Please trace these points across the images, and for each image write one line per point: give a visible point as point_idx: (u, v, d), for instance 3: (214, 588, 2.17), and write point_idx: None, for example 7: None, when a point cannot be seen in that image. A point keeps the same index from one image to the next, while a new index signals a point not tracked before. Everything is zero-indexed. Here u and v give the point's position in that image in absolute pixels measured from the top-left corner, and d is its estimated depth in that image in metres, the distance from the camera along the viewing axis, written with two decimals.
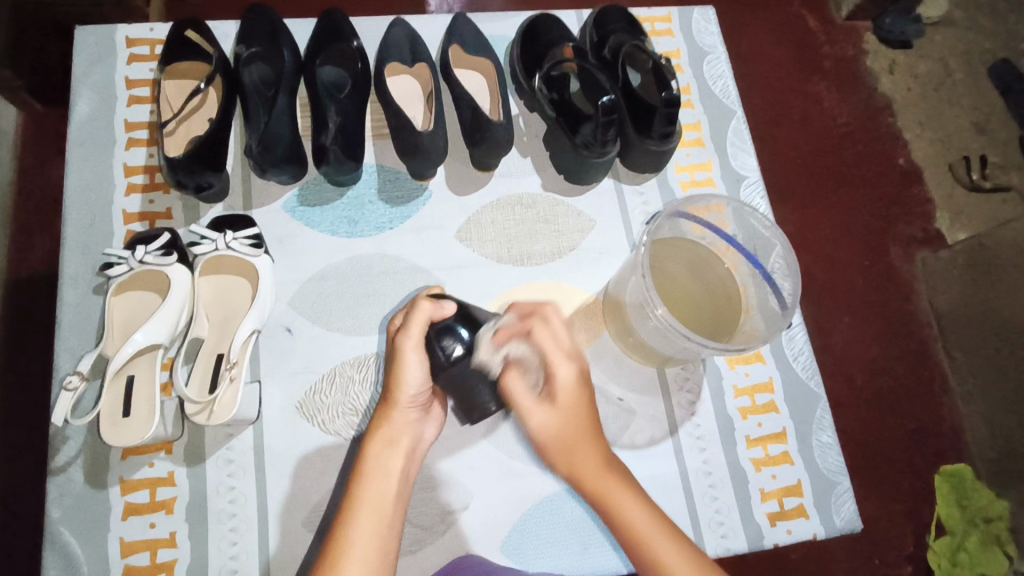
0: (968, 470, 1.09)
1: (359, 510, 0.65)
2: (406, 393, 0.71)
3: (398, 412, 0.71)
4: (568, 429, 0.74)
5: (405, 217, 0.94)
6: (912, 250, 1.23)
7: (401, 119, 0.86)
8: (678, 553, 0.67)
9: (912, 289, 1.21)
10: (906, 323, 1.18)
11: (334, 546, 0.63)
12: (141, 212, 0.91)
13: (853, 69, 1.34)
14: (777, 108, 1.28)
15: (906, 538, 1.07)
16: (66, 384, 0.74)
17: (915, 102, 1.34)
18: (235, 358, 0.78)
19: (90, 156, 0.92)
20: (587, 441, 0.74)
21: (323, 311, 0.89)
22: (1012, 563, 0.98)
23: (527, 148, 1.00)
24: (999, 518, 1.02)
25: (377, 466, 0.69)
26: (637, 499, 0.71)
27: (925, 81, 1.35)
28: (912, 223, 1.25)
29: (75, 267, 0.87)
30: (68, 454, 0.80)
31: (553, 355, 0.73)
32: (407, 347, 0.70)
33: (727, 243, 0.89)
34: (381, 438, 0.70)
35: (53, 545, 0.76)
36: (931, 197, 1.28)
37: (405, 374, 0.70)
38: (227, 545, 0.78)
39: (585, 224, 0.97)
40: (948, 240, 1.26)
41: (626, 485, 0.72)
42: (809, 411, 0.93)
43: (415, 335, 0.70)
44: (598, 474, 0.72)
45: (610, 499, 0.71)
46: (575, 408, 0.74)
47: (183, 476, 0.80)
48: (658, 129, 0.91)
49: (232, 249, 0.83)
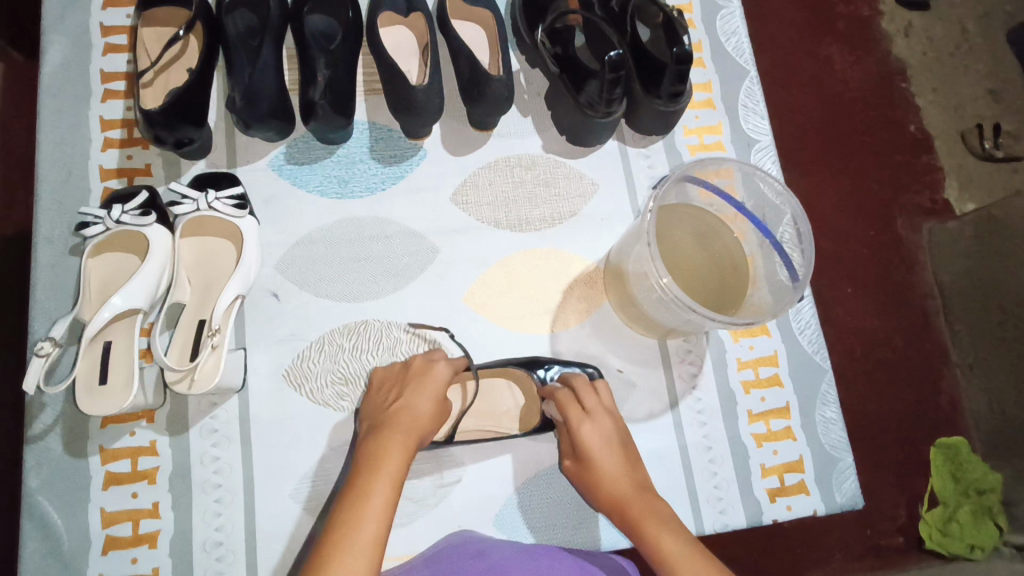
0: (965, 442, 1.07)
1: (377, 484, 0.64)
2: (418, 412, 0.72)
3: (415, 432, 0.70)
4: (610, 439, 0.76)
5: (398, 178, 0.89)
6: (918, 219, 1.19)
7: (394, 73, 0.81)
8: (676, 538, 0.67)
9: (917, 260, 1.17)
10: (908, 295, 1.15)
11: (347, 518, 0.60)
12: (119, 168, 0.86)
13: (868, 30, 1.27)
14: (790, 68, 1.22)
15: (897, 508, 1.06)
16: (37, 350, 0.69)
17: (930, 67, 1.27)
18: (217, 325, 0.73)
19: (63, 108, 0.87)
20: (614, 451, 0.76)
21: (311, 276, 0.85)
22: (1005, 534, 0.97)
23: (527, 107, 0.94)
24: (991, 491, 1.00)
25: (391, 469, 0.66)
26: (666, 523, 0.70)
27: (940, 46, 1.28)
28: (920, 191, 1.21)
29: (50, 227, 0.83)
30: (45, 422, 0.77)
31: (581, 407, 0.77)
32: (423, 390, 0.74)
33: (736, 211, 0.85)
34: (400, 449, 0.68)
35: (31, 515, 0.74)
36: (940, 165, 1.23)
37: (419, 409, 0.72)
38: (212, 515, 0.76)
39: (587, 187, 0.93)
40: (957, 212, 1.21)
41: (649, 503, 0.72)
42: (814, 386, 0.90)
43: (439, 397, 0.74)
44: (634, 496, 0.73)
45: (647, 531, 0.69)
46: (611, 446, 0.76)
47: (166, 445, 0.77)
48: (666, 88, 0.85)
49: (215, 209, 0.79)
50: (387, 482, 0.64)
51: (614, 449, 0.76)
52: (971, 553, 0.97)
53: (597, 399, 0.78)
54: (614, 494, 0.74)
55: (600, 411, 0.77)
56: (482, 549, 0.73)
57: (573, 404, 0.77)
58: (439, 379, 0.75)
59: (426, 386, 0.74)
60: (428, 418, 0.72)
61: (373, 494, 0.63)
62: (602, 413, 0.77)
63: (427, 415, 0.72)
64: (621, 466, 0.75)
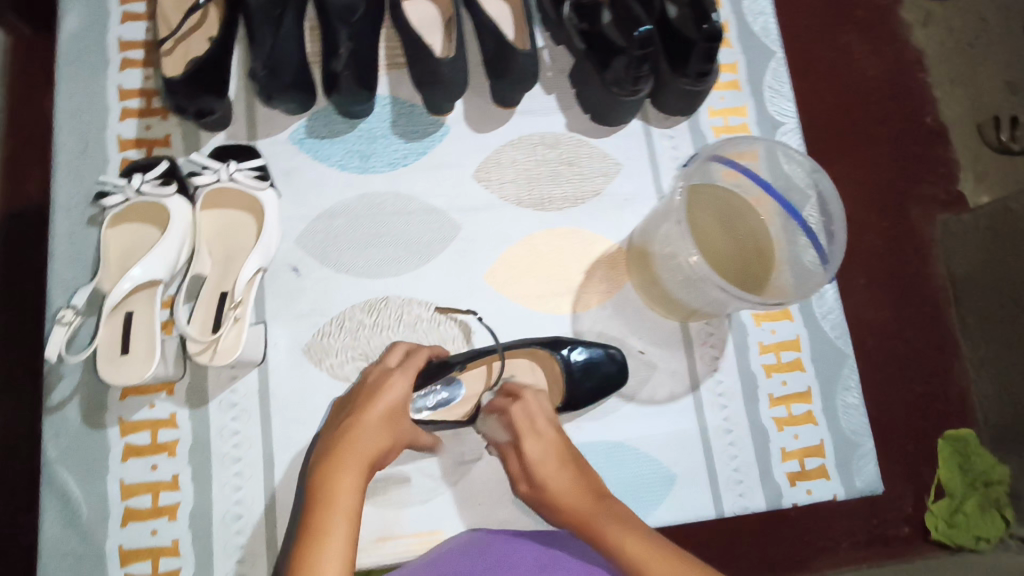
0: (973, 435, 1.06)
1: (333, 526, 0.58)
2: (365, 440, 0.66)
3: (363, 462, 0.65)
4: (564, 459, 0.72)
5: (420, 154, 0.88)
6: (931, 211, 1.16)
7: (419, 46, 0.79)
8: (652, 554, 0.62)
9: (929, 251, 1.14)
10: (920, 286, 1.13)
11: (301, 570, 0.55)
12: (137, 139, 0.84)
13: (885, 19, 1.23)
14: (818, 49, 1.19)
15: (904, 499, 1.04)
16: (58, 318, 0.69)
17: (947, 58, 1.23)
18: (239, 297, 0.72)
19: (82, 77, 0.85)
20: (567, 469, 0.71)
21: (332, 252, 0.84)
22: (1011, 528, 0.98)
23: (552, 84, 0.93)
24: (999, 483, 1.01)
25: (342, 505, 0.60)
26: (630, 527, 0.65)
27: (959, 36, 1.24)
28: (934, 183, 1.17)
29: (68, 196, 0.82)
30: (64, 392, 0.76)
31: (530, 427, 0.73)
32: (369, 416, 0.68)
33: (763, 191, 0.84)
34: (351, 474, 0.63)
35: (51, 484, 0.74)
36: (954, 159, 1.19)
37: (367, 436, 0.66)
38: (231, 489, 0.75)
39: (610, 167, 0.91)
40: (971, 204, 1.18)
41: (615, 517, 0.66)
42: (836, 370, 0.90)
43: (390, 422, 0.69)
44: (594, 507, 0.68)
45: (610, 537, 0.64)
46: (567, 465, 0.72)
47: (185, 418, 0.77)
48: (694, 67, 0.84)
49: (236, 181, 0.77)
50: (341, 523, 0.59)
51: (569, 464, 0.72)
52: (976, 545, 0.99)
53: (535, 415, 0.74)
54: (572, 510, 0.69)
55: (539, 428, 0.73)
56: (489, 548, 0.71)
57: (525, 428, 0.73)
58: (392, 397, 0.70)
59: (375, 407, 0.69)
60: (379, 444, 0.67)
61: (330, 531, 0.58)
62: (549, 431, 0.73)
63: (377, 443, 0.67)
64: (576, 482, 0.71)
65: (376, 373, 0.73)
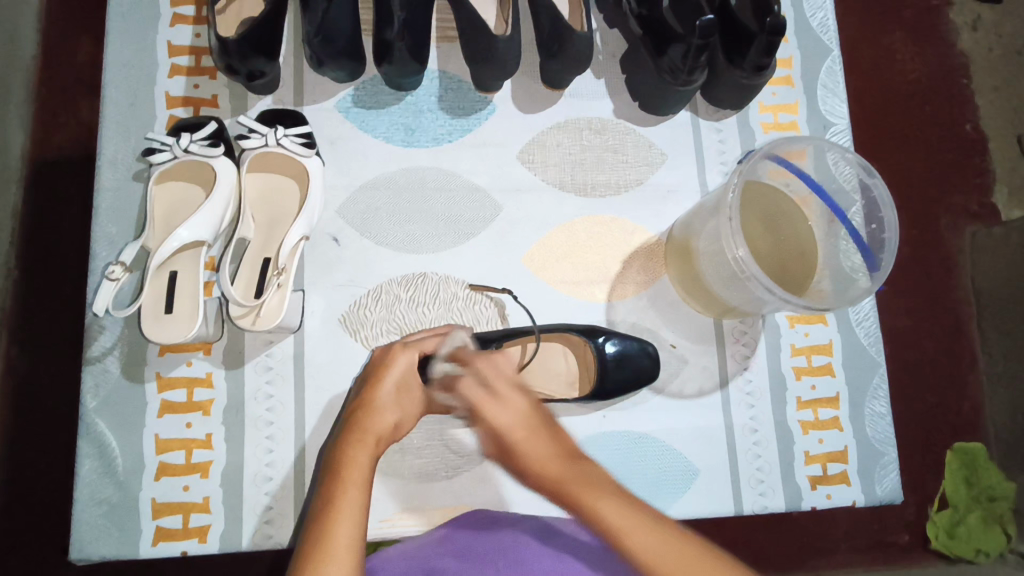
0: (982, 449, 1.03)
1: (345, 491, 0.57)
2: (380, 419, 0.67)
3: (378, 437, 0.65)
4: (540, 430, 0.62)
5: (466, 131, 0.87)
6: (962, 221, 1.13)
7: (474, 21, 0.78)
8: (615, 505, 0.54)
9: (955, 263, 1.11)
10: (942, 296, 1.09)
11: (318, 531, 0.54)
12: (186, 97, 0.84)
13: (934, 21, 1.19)
14: (872, 47, 1.15)
15: (905, 507, 1.02)
16: (108, 274, 0.70)
17: (995, 65, 1.19)
18: (284, 264, 0.73)
19: (132, 29, 0.85)
20: (537, 434, 0.62)
21: (373, 224, 0.84)
22: (1011, 542, 0.97)
23: (602, 69, 0.91)
24: (1004, 499, 0.98)
25: (357, 474, 0.59)
26: (605, 495, 0.55)
27: (1009, 43, 1.20)
28: (967, 194, 1.14)
29: (115, 150, 0.82)
30: (104, 345, 0.77)
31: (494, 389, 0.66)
32: (382, 395, 0.69)
33: (811, 191, 0.83)
34: (366, 447, 0.63)
35: (87, 434, 0.75)
36: (993, 169, 1.15)
37: (382, 414, 0.67)
38: (263, 451, 0.77)
39: (655, 157, 0.90)
40: (1003, 217, 1.14)
41: (588, 481, 0.57)
42: (865, 378, 0.89)
43: (405, 402, 0.70)
44: (565, 474, 0.58)
45: (588, 508, 0.55)
46: (535, 434, 0.61)
47: (221, 378, 0.78)
48: (752, 61, 0.82)
49: (283, 146, 0.77)
50: (356, 489, 0.58)
51: (540, 428, 0.62)
52: (975, 557, 0.97)
53: (494, 372, 0.67)
54: (545, 474, 0.58)
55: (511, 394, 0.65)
56: (499, 528, 0.72)
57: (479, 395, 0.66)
58: (395, 375, 0.70)
59: (382, 384, 0.69)
60: (394, 422, 0.67)
61: (344, 495, 0.57)
62: (509, 399, 0.65)
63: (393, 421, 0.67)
64: (547, 443, 0.61)
65: (389, 354, 0.73)
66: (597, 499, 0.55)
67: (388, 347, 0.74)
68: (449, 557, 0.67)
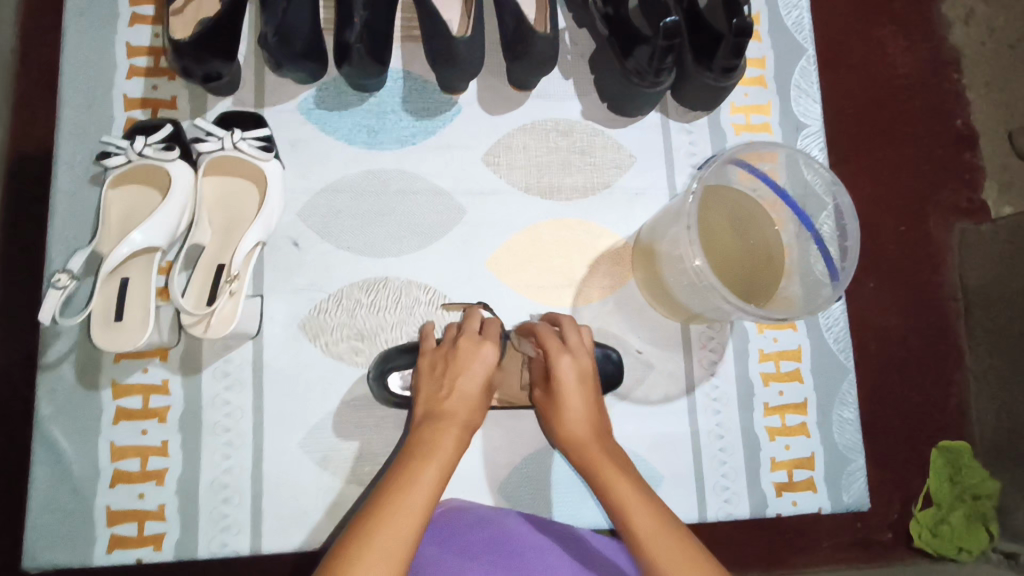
0: (966, 447, 1.00)
1: (422, 472, 0.60)
2: (463, 407, 0.68)
3: (457, 424, 0.67)
4: (589, 393, 0.72)
5: (430, 133, 0.86)
6: (952, 218, 1.09)
7: (435, 22, 0.76)
8: (629, 483, 0.65)
9: (943, 260, 1.08)
10: (931, 294, 1.06)
11: (385, 502, 0.57)
12: (143, 98, 0.83)
13: (923, 14, 1.15)
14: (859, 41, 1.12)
15: (890, 505, 0.99)
16: (54, 282, 0.69)
17: (985, 59, 1.16)
18: (237, 271, 0.72)
19: (90, 30, 0.83)
20: (587, 400, 0.72)
21: (334, 227, 0.82)
22: (994, 541, 0.95)
23: (570, 69, 0.90)
24: (988, 498, 0.96)
25: (438, 458, 0.62)
26: (624, 475, 0.66)
27: (1000, 37, 1.17)
28: (956, 190, 1.11)
29: (70, 153, 0.81)
30: (59, 350, 0.77)
31: (553, 350, 0.72)
32: (468, 383, 0.70)
33: (777, 196, 0.82)
34: (452, 435, 0.65)
35: (42, 441, 0.75)
36: (984, 163, 1.12)
37: (464, 402, 0.69)
38: (220, 458, 0.76)
39: (624, 159, 0.89)
40: (993, 214, 1.11)
41: (616, 463, 0.67)
42: (834, 383, 0.88)
43: (487, 393, 0.71)
44: (592, 443, 0.70)
45: (603, 475, 0.67)
46: (578, 395, 0.71)
47: (177, 385, 0.77)
48: (719, 63, 0.80)
49: (240, 150, 0.76)
50: (433, 470, 0.61)
51: (587, 388, 0.72)
52: (957, 556, 0.95)
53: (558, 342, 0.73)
54: (575, 437, 0.70)
55: (581, 347, 0.73)
56: (488, 515, 0.73)
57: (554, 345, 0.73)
58: (485, 361, 0.71)
59: (469, 371, 0.70)
60: (477, 412, 0.69)
61: (422, 474, 0.60)
62: (578, 356, 0.73)
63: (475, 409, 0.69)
64: (589, 407, 0.72)
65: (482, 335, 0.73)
66: (618, 475, 0.66)
67: (475, 323, 0.75)
68: (430, 544, 0.68)
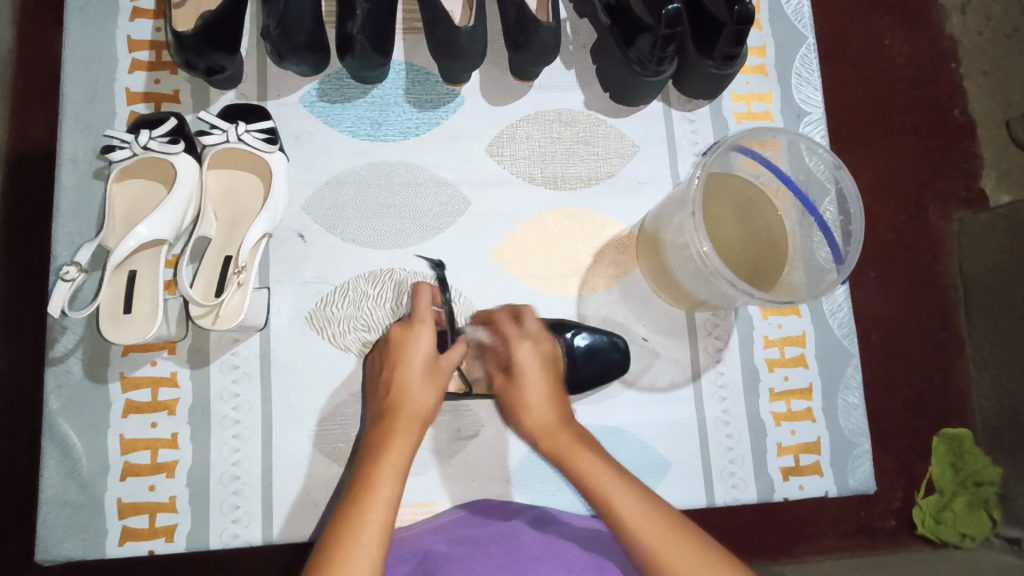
0: (968, 434, 1.01)
1: (377, 484, 0.58)
2: (412, 404, 0.66)
3: (408, 424, 0.64)
4: (552, 375, 0.73)
5: (433, 124, 0.86)
6: (950, 207, 1.10)
7: (437, 13, 0.76)
8: (604, 467, 0.63)
9: (943, 248, 1.08)
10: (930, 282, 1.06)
11: (347, 521, 0.55)
12: (146, 93, 0.83)
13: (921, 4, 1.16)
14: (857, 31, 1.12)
15: (893, 491, 0.99)
16: (63, 275, 0.69)
17: (983, 48, 1.16)
18: (244, 263, 0.72)
19: (92, 25, 0.83)
20: (547, 384, 0.72)
21: (339, 219, 0.83)
22: (997, 528, 0.94)
23: (572, 59, 0.90)
24: (990, 484, 0.96)
25: (389, 465, 0.60)
26: (597, 461, 0.65)
27: (997, 26, 1.17)
28: (955, 179, 1.11)
29: (74, 148, 0.81)
30: (67, 345, 0.77)
31: (512, 333, 0.75)
32: (411, 377, 0.67)
33: (780, 182, 0.83)
34: (405, 438, 0.63)
35: (51, 435, 0.75)
36: (981, 154, 1.12)
37: (416, 398, 0.66)
38: (230, 451, 0.76)
39: (627, 149, 0.89)
40: (992, 202, 1.11)
41: (591, 449, 0.66)
42: (839, 368, 0.89)
43: (435, 383, 0.68)
44: (562, 432, 0.68)
45: (576, 462, 0.65)
46: (539, 377, 0.72)
47: (186, 377, 0.77)
48: (721, 51, 0.80)
49: (244, 142, 0.76)
50: (387, 482, 0.59)
51: (549, 369, 0.73)
52: (961, 542, 0.95)
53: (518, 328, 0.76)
54: (541, 427, 0.69)
55: (540, 333, 0.76)
56: (497, 516, 0.73)
57: (509, 327, 0.76)
58: (423, 349, 0.70)
59: (411, 365, 0.68)
60: (428, 408, 0.66)
61: (379, 486, 0.58)
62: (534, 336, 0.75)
63: (426, 404, 0.67)
64: (552, 394, 0.71)
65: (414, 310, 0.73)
66: (593, 458, 0.65)
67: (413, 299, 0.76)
68: (441, 543, 0.69)
